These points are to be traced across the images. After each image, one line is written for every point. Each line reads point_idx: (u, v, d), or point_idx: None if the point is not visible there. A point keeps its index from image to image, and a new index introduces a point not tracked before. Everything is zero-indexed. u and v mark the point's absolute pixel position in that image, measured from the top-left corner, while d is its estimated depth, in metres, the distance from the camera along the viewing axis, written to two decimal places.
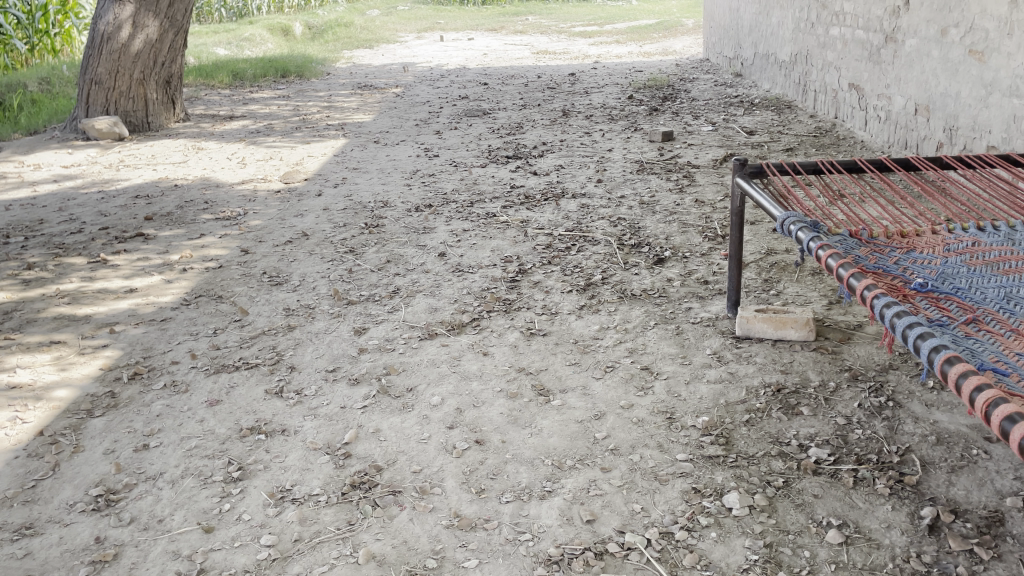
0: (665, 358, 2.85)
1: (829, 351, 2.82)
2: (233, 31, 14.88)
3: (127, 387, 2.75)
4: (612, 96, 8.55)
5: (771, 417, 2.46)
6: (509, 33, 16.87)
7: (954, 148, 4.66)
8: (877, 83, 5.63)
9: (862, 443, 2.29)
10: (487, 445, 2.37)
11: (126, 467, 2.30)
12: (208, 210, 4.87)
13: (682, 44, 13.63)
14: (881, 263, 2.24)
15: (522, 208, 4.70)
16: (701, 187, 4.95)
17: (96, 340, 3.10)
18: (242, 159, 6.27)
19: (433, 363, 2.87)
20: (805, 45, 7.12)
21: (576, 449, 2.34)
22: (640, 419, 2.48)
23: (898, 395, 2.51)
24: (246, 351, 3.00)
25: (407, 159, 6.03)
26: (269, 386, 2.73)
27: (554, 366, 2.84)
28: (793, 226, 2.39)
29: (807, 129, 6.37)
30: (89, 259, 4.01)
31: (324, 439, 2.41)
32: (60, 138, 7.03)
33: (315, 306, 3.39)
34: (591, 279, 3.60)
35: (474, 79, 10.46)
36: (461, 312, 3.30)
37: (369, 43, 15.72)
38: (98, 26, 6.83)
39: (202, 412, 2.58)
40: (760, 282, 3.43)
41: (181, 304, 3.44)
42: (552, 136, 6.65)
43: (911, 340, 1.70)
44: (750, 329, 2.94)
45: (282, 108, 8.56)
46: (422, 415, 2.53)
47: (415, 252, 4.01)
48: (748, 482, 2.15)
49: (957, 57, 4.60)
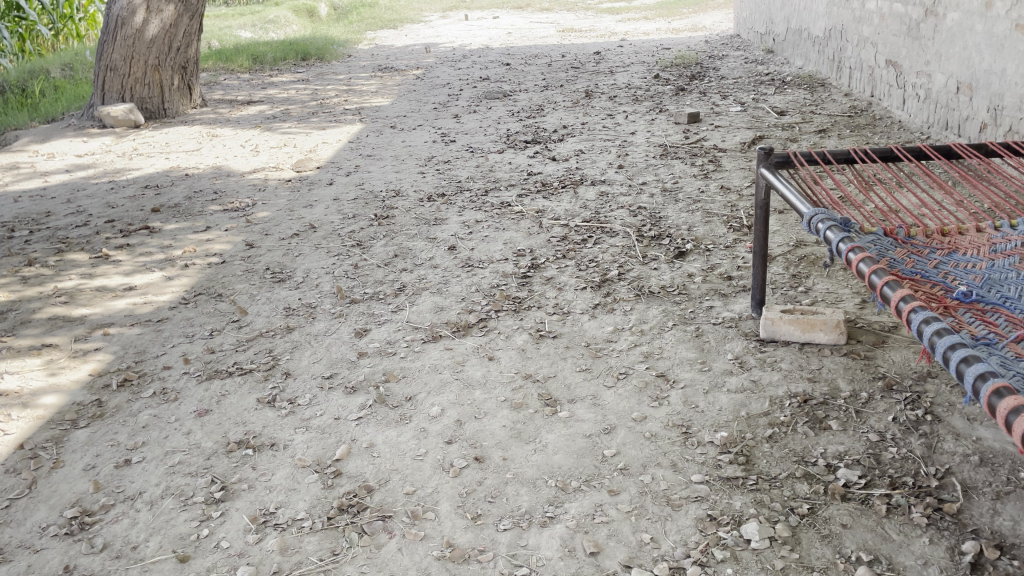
0: (683, 364, 2.66)
1: (861, 357, 2.61)
2: (258, 13, 14.73)
3: (115, 395, 2.63)
4: (638, 75, 8.29)
5: (797, 432, 2.26)
6: (535, 11, 16.54)
7: (999, 129, 4.37)
8: (916, 60, 5.32)
9: (897, 464, 2.09)
10: (487, 463, 2.20)
11: (105, 486, 2.18)
12: (217, 200, 4.75)
13: (712, 19, 13.23)
14: (920, 268, 2.02)
15: (538, 197, 4.51)
16: (727, 173, 4.72)
17: (89, 343, 2.99)
18: (255, 146, 6.14)
19: (435, 369, 2.71)
20: (840, 19, 6.79)
21: (583, 468, 2.16)
22: (653, 434, 2.29)
23: (938, 408, 2.30)
24: (242, 355, 2.86)
25: (423, 145, 5.86)
26: (261, 395, 2.60)
27: (563, 373, 2.66)
28: (821, 225, 2.18)
29: (842, 109, 6.07)
30: (91, 254, 3.90)
31: (314, 455, 2.26)
32: (77, 125, 6.95)
33: (317, 305, 3.25)
34: (607, 275, 3.41)
35: (497, 59, 10.22)
36: (468, 311, 3.13)
37: (393, 24, 15.51)
38: (113, 11, 6.72)
39: (189, 423, 2.45)
40: (788, 278, 3.22)
41: (180, 303, 3.32)
42: (574, 119, 6.42)
43: (953, 364, 1.49)
44: (775, 332, 2.74)
45: (300, 92, 8.42)
46: (420, 428, 2.37)
47: (424, 246, 3.85)
48: (769, 509, 1.96)
49: (1003, 32, 4.31)
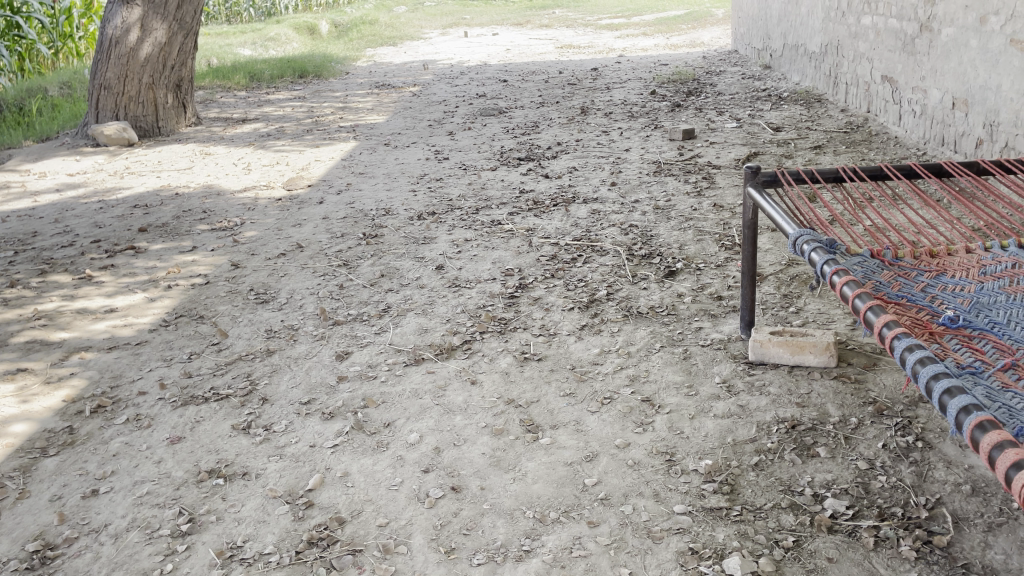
0: (669, 388, 2.60)
1: (852, 380, 2.54)
2: (259, 31, 14.78)
3: (88, 422, 2.58)
4: (634, 91, 8.27)
5: (784, 459, 2.19)
6: (534, 27, 16.56)
7: (995, 144, 4.31)
8: (912, 75, 5.29)
9: (887, 493, 2.02)
10: (464, 493, 2.14)
11: (70, 517, 2.12)
12: (205, 219, 4.70)
13: (710, 35, 13.24)
14: (906, 291, 1.95)
15: (529, 215, 4.46)
16: (720, 190, 4.67)
17: (64, 368, 2.94)
18: (247, 164, 6.10)
19: (416, 394, 2.64)
20: (836, 34, 6.76)
21: (562, 497, 2.09)
22: (636, 462, 2.23)
23: (929, 435, 2.23)
24: (219, 380, 2.80)
25: (416, 162, 5.83)
26: (236, 421, 2.54)
27: (547, 398, 2.59)
28: (806, 246, 2.12)
29: (838, 124, 6.03)
30: (74, 275, 3.86)
31: (286, 485, 2.20)
32: (70, 144, 6.92)
33: (299, 327, 3.19)
34: (596, 295, 3.35)
35: (494, 76, 10.21)
36: (452, 333, 3.07)
37: (392, 41, 15.55)
38: (107, 30, 6.69)
39: (161, 452, 2.40)
40: (779, 298, 3.15)
41: (160, 326, 3.26)
42: (568, 136, 6.38)
43: (935, 395, 1.43)
44: (765, 354, 2.68)
45: (297, 110, 8.40)
46: (397, 456, 2.31)
47: (411, 265, 3.80)
48: (753, 542, 1.89)
49: (998, 47, 4.27)
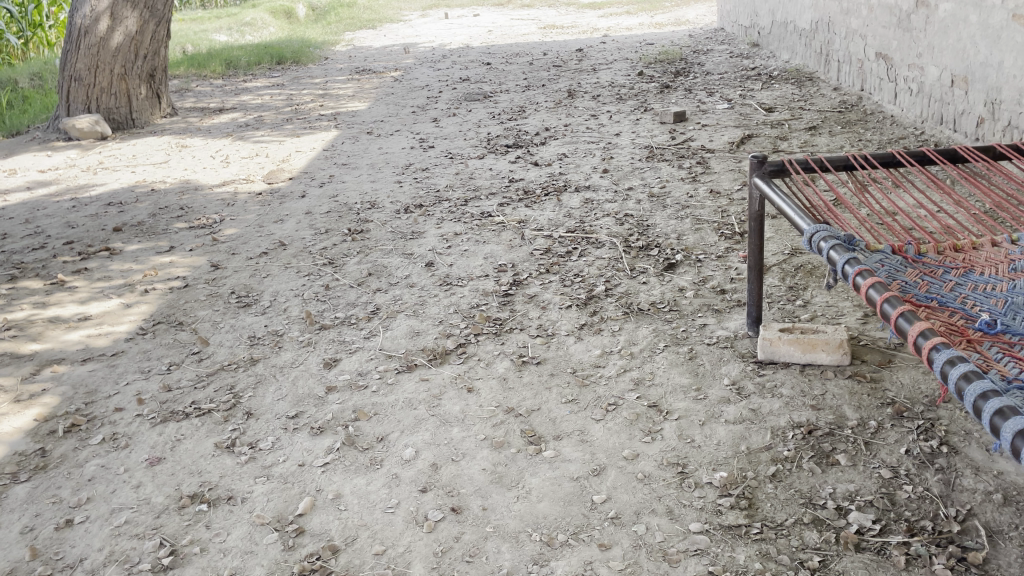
0: (676, 392, 2.47)
1: (868, 379, 2.42)
2: (235, 16, 14.43)
3: (61, 443, 2.43)
4: (621, 72, 8.11)
5: (803, 469, 2.07)
6: (516, 7, 16.29)
7: (997, 123, 4.20)
8: (908, 52, 5.15)
9: (914, 505, 1.90)
10: (464, 515, 2.00)
11: (43, 552, 1.98)
12: (183, 217, 4.52)
13: (694, 12, 13.05)
14: (935, 292, 1.82)
15: (520, 205, 4.31)
16: (716, 175, 4.54)
17: (35, 384, 2.78)
18: (226, 156, 5.90)
19: (409, 404, 2.51)
20: (827, 11, 6.62)
21: (570, 517, 1.97)
22: (646, 475, 2.10)
23: (953, 438, 2.11)
24: (200, 393, 2.65)
25: (401, 152, 5.66)
26: (219, 439, 2.39)
27: (548, 406, 2.46)
28: (824, 244, 1.99)
29: (832, 104, 5.91)
30: (45, 281, 3.68)
31: (273, 510, 2.06)
32: (41, 139, 6.69)
33: (284, 333, 3.04)
34: (594, 291, 3.22)
35: (477, 59, 10.00)
36: (446, 336, 2.93)
37: (371, 24, 15.25)
38: (75, 20, 6.43)
39: (140, 475, 2.25)
40: (785, 291, 3.03)
41: (138, 334, 3.10)
42: (556, 120, 6.22)
43: (986, 417, 1.30)
44: (774, 353, 2.56)
45: (275, 98, 8.17)
46: (391, 474, 2.17)
47: (400, 263, 3.64)
48: (777, 564, 1.77)
49: (1000, 22, 4.14)
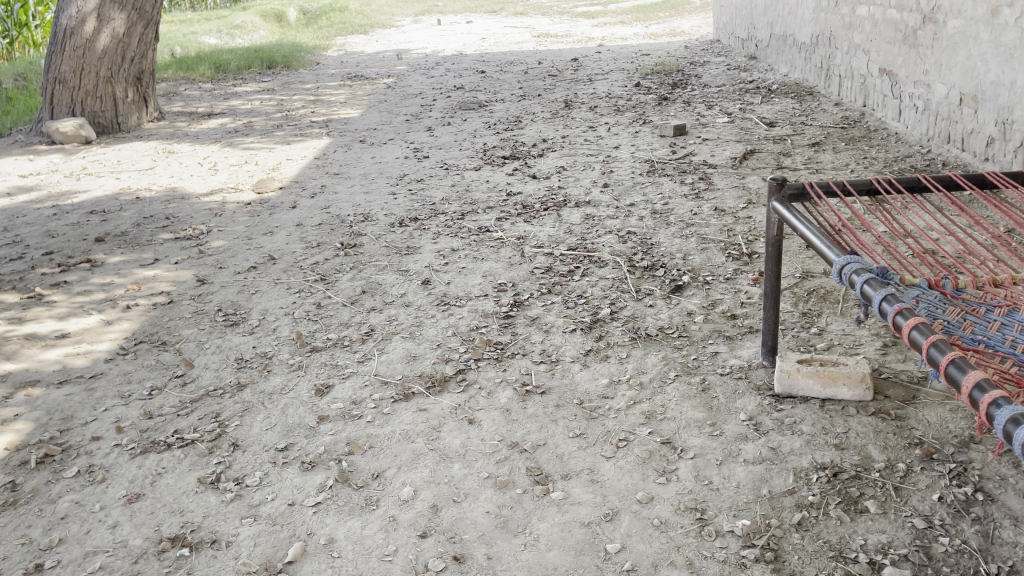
0: (690, 427, 2.33)
1: (893, 417, 2.29)
2: (224, 18, 14.23)
3: (32, 476, 2.27)
4: (618, 82, 8.00)
5: (830, 517, 1.94)
6: (510, 15, 16.18)
7: (1009, 143, 4.10)
8: (914, 69, 5.06)
9: (952, 559, 1.77)
10: (468, 564, 1.86)
11: None
12: (168, 227, 4.35)
13: (689, 23, 12.98)
14: (981, 334, 1.69)
15: (519, 220, 4.17)
16: (719, 192, 4.41)
17: (6, 409, 2.61)
18: (214, 163, 5.73)
19: (407, 437, 2.36)
20: (829, 25, 6.53)
21: (582, 569, 1.82)
22: (663, 521, 1.96)
23: (988, 485, 1.99)
24: (183, 422, 2.49)
25: (394, 161, 5.51)
26: (203, 473, 2.23)
27: (554, 440, 2.32)
28: (856, 276, 1.86)
29: (834, 119, 5.81)
30: (22, 295, 3.51)
31: (261, 557, 1.90)
32: (23, 143, 6.50)
33: (272, 356, 2.88)
34: (598, 314, 3.08)
35: (471, 66, 9.87)
36: (444, 361, 2.78)
37: (363, 29, 15.10)
38: (61, 21, 6.28)
39: (116, 513, 2.09)
40: (799, 317, 2.91)
41: (118, 355, 2.93)
42: (553, 131, 6.09)
43: None
44: (793, 386, 2.42)
45: (265, 103, 8.00)
46: (388, 517, 2.02)
47: (394, 280, 3.49)
48: None
49: (1012, 41, 4.04)
